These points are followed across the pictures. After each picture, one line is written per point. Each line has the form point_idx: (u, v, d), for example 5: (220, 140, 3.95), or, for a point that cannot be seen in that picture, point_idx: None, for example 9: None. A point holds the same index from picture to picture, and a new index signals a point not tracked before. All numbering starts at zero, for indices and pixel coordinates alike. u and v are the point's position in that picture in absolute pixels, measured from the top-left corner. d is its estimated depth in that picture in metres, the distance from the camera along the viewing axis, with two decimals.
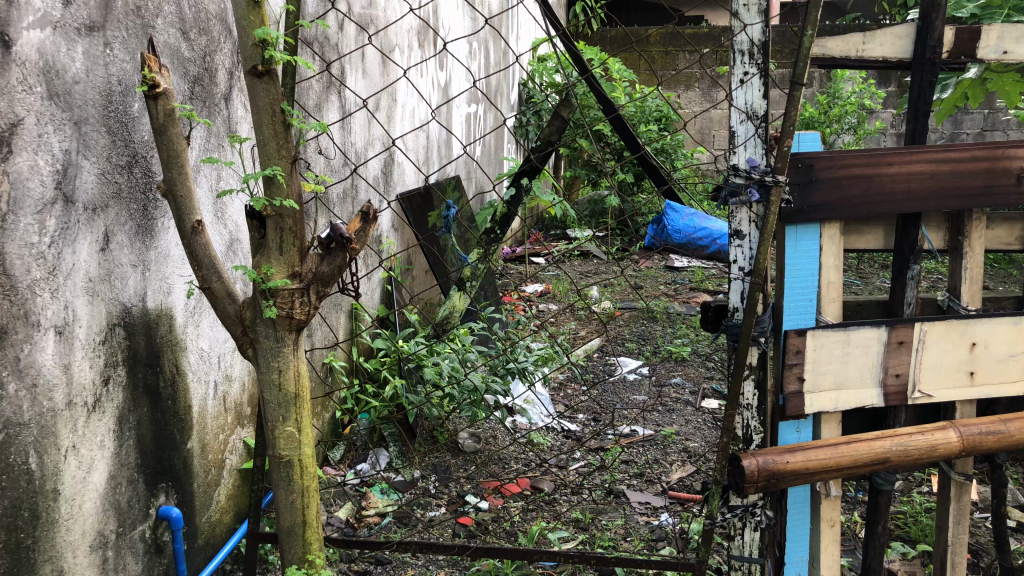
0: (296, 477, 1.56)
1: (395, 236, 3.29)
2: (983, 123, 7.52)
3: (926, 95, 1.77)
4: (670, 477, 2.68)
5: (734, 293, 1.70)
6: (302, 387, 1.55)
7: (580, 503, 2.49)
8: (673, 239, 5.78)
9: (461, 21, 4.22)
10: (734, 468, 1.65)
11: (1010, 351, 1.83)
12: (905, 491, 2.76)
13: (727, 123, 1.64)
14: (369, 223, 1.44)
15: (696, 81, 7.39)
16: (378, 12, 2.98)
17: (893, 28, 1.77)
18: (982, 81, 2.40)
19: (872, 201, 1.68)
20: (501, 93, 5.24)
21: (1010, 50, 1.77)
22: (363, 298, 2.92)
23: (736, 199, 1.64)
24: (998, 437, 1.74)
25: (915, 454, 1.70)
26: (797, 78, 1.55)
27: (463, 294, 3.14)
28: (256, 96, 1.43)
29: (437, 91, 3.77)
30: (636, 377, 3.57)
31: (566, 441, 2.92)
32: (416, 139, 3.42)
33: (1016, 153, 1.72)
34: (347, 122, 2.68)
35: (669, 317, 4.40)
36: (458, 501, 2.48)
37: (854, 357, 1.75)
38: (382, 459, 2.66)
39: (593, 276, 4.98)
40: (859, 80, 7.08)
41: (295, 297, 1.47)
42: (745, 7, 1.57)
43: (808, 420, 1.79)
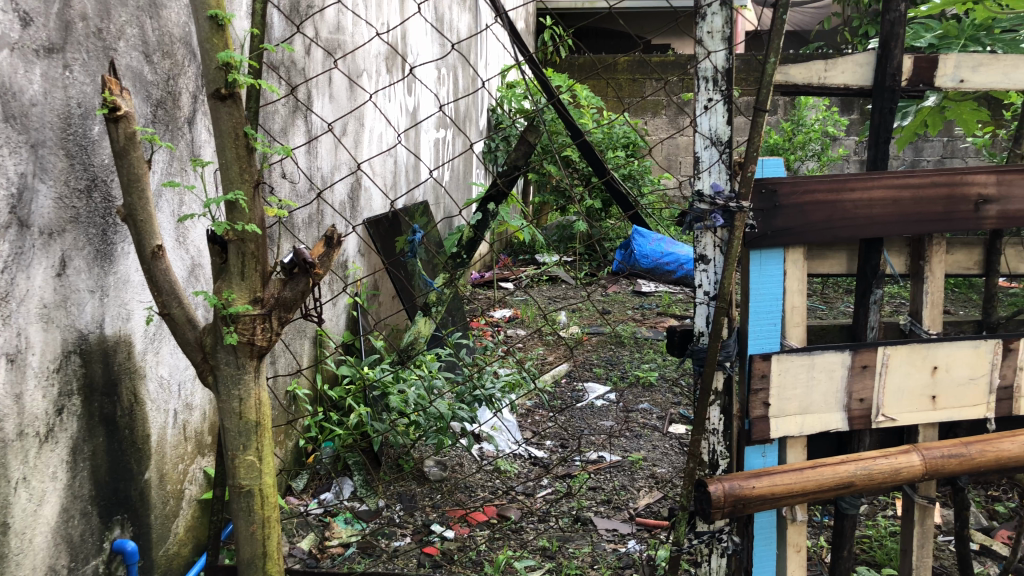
0: (255, 507, 1.52)
1: (361, 261, 3.27)
2: (943, 151, 7.65)
3: (887, 121, 1.80)
4: (638, 504, 2.67)
5: (699, 317, 1.71)
6: (263, 415, 1.52)
7: (547, 531, 2.46)
8: (642, 263, 5.72)
9: (429, 46, 4.24)
10: (700, 494, 1.63)
11: (972, 375, 1.85)
12: (869, 515, 2.77)
13: (692, 148, 1.65)
14: (333, 248, 1.43)
15: (662, 108, 7.46)
16: (346, 36, 2.98)
17: (854, 56, 1.80)
18: (940, 109, 2.47)
19: (835, 226, 1.70)
20: (469, 118, 5.25)
21: (966, 78, 1.80)
22: (327, 324, 2.88)
23: (701, 224, 1.66)
24: (960, 461, 1.75)
25: (879, 478, 1.70)
26: (760, 106, 1.57)
27: (428, 320, 3.12)
28: (219, 119, 1.41)
29: (405, 116, 3.77)
30: (603, 403, 3.57)
31: (533, 468, 2.90)
32: (383, 164, 3.42)
33: (974, 180, 1.76)
34: (312, 147, 2.68)
35: (636, 342, 4.42)
36: (424, 531, 2.44)
37: (819, 381, 1.76)
38: (346, 488, 2.62)
39: (561, 301, 4.98)
40: (822, 108, 7.19)
41: (256, 323, 1.45)
42: (709, 34, 1.59)
43: (774, 444, 1.79)
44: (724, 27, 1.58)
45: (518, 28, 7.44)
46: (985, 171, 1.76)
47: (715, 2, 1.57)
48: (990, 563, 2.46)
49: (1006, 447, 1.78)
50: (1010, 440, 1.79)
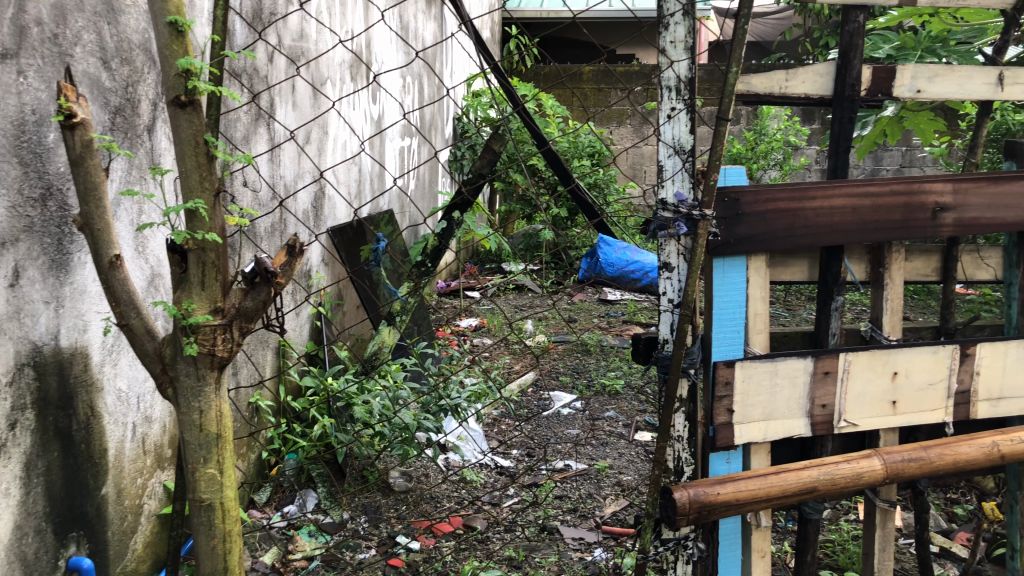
0: (217, 521, 1.49)
1: (325, 270, 3.24)
2: (902, 160, 7.77)
3: (847, 130, 1.83)
4: (604, 512, 2.67)
5: (664, 325, 1.72)
6: (224, 427, 1.49)
7: (513, 540, 2.45)
8: (607, 272, 5.75)
9: (394, 54, 4.22)
10: (665, 502, 1.63)
11: (930, 380, 1.87)
12: (832, 520, 2.80)
13: (656, 157, 1.66)
14: (295, 257, 1.41)
15: (626, 118, 7.52)
16: (309, 44, 2.96)
17: (814, 66, 1.83)
18: (899, 119, 2.51)
19: (796, 234, 1.72)
20: (434, 127, 5.24)
21: (922, 89, 1.85)
22: (290, 334, 2.85)
23: (665, 232, 1.66)
24: (920, 464, 1.78)
25: (841, 483, 1.72)
26: (722, 115, 1.58)
27: (392, 329, 3.10)
28: (179, 127, 1.39)
29: (369, 124, 3.76)
30: (569, 412, 3.57)
31: (499, 478, 2.88)
32: (348, 172, 3.40)
33: (931, 188, 1.79)
34: (275, 155, 2.65)
35: (603, 350, 4.43)
36: (388, 543, 2.41)
37: (782, 387, 1.77)
38: (310, 501, 2.59)
39: (528, 309, 4.97)
40: (784, 117, 7.28)
41: (217, 333, 1.42)
42: (672, 43, 1.60)
43: (738, 451, 1.80)
44: (687, 37, 1.59)
45: (483, 37, 7.44)
46: (942, 179, 1.79)
47: (678, 12, 1.58)
48: (950, 565, 2.49)
49: (964, 450, 1.81)
50: (969, 443, 1.82)
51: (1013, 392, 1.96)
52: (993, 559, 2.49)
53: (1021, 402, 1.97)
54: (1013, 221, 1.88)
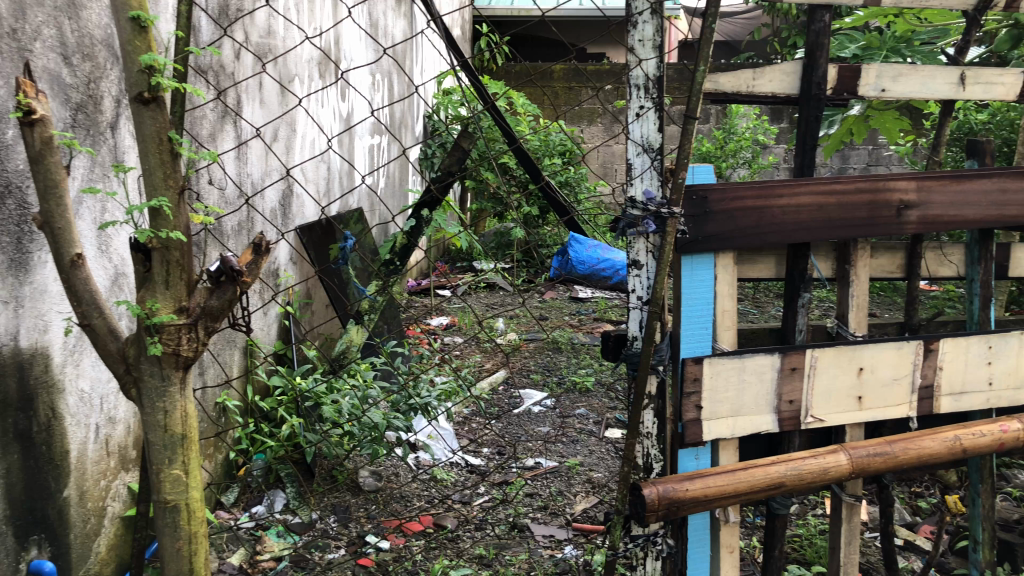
0: (182, 523, 1.47)
1: (293, 269, 3.21)
2: (868, 158, 7.86)
3: (813, 129, 1.85)
4: (575, 509, 2.67)
5: (633, 322, 1.73)
6: (190, 427, 1.47)
7: (484, 539, 2.44)
8: (577, 270, 5.76)
9: (364, 52, 4.20)
10: (635, 498, 1.64)
11: (895, 375, 1.90)
12: (800, 514, 2.82)
13: (625, 155, 1.67)
14: (261, 255, 1.40)
15: (597, 117, 7.53)
16: (277, 41, 2.93)
17: (781, 66, 1.84)
18: (865, 117, 2.54)
19: (764, 231, 1.73)
20: (404, 124, 5.21)
21: (887, 88, 1.88)
22: (258, 333, 2.82)
23: (634, 230, 1.67)
24: (885, 459, 1.80)
25: (808, 477, 1.74)
26: (690, 114, 1.59)
27: (361, 328, 3.08)
28: (142, 124, 1.37)
29: (338, 121, 3.73)
30: (540, 410, 3.57)
31: (470, 476, 2.88)
32: (316, 170, 3.37)
33: (896, 186, 1.81)
34: (242, 152, 2.62)
35: (574, 347, 4.43)
36: (358, 542, 2.40)
37: (749, 383, 1.79)
38: (278, 501, 2.57)
39: (499, 307, 4.96)
40: (753, 116, 7.33)
41: (181, 333, 1.40)
42: (640, 42, 1.60)
43: (707, 447, 1.81)
44: (655, 36, 1.59)
45: (454, 34, 7.41)
46: (906, 177, 1.82)
47: (647, 11, 1.58)
48: (914, 557, 2.53)
49: (927, 444, 1.84)
50: (932, 437, 1.85)
51: (975, 386, 1.99)
52: (956, 551, 2.53)
53: (983, 396, 2.00)
54: (975, 219, 1.91)
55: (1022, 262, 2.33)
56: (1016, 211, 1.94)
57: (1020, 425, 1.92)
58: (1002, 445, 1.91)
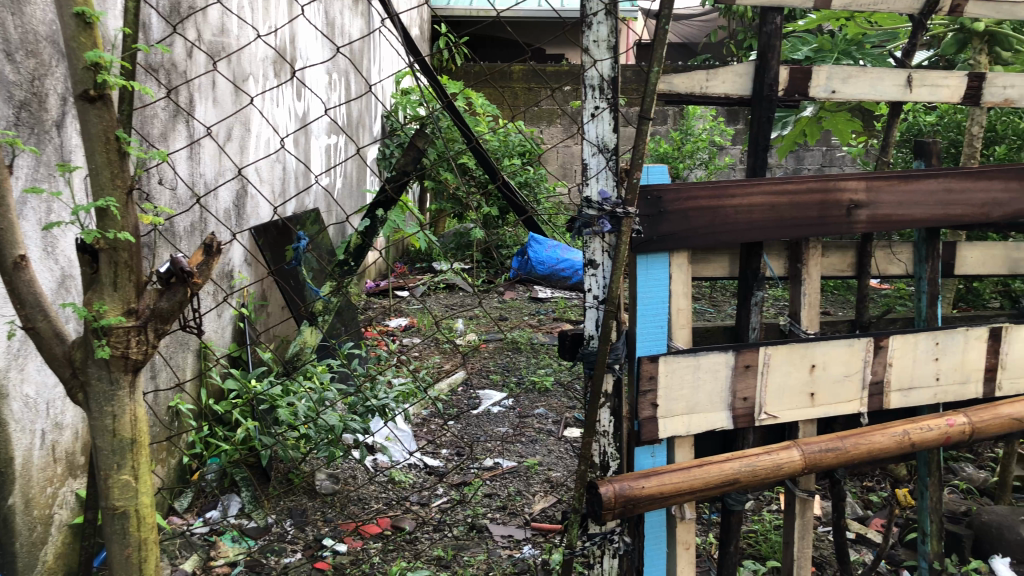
0: (132, 529, 1.44)
1: (248, 271, 3.17)
2: (822, 159, 7.96)
3: (765, 129, 1.87)
4: (533, 509, 2.68)
5: (589, 321, 1.73)
6: (139, 432, 1.44)
7: (442, 540, 2.44)
8: (536, 270, 5.77)
9: (321, 51, 4.16)
10: (591, 496, 1.64)
11: (846, 372, 1.93)
12: (755, 510, 2.85)
13: (580, 155, 1.67)
14: (212, 255, 1.38)
15: (557, 117, 7.54)
16: (230, 39, 2.89)
17: (734, 67, 1.87)
18: (817, 119, 2.59)
19: (717, 231, 1.75)
20: (361, 124, 5.18)
21: (837, 89, 1.92)
22: (212, 336, 2.77)
23: (590, 230, 1.67)
24: (836, 454, 1.83)
25: (762, 473, 1.76)
26: (645, 114, 1.60)
27: (314, 330, 3.06)
28: (87, 122, 1.33)
29: (294, 120, 3.70)
30: (500, 410, 3.57)
31: (429, 477, 2.87)
32: (271, 170, 3.34)
33: (845, 186, 1.85)
34: (194, 152, 2.58)
35: (533, 347, 4.44)
36: (315, 546, 2.38)
37: (704, 381, 1.80)
38: (233, 506, 2.53)
39: (459, 308, 4.95)
40: (710, 117, 7.40)
41: (130, 335, 1.38)
42: (595, 43, 1.60)
43: (662, 445, 1.82)
44: (610, 36, 1.60)
45: (412, 34, 7.37)
46: (856, 177, 1.85)
47: (601, 11, 1.59)
48: (865, 550, 2.57)
49: (877, 439, 1.87)
50: (881, 432, 1.88)
51: (923, 381, 2.03)
52: (905, 543, 2.58)
53: (931, 391, 2.04)
54: (922, 217, 1.95)
55: (966, 259, 2.39)
56: (962, 210, 1.99)
57: (965, 419, 1.96)
58: (948, 438, 1.95)
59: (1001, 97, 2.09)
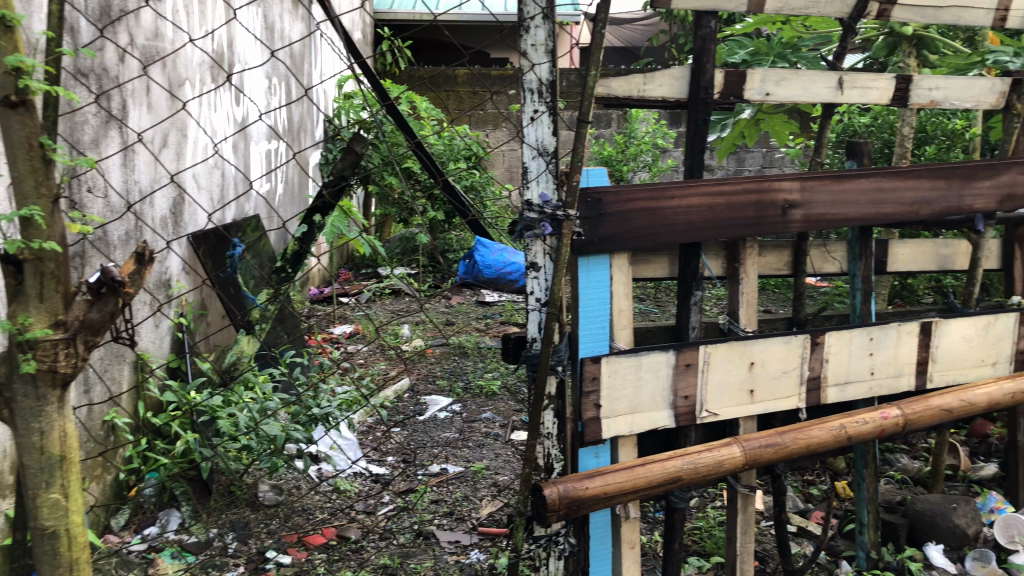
0: (62, 549, 1.40)
1: (186, 279, 3.10)
2: (762, 161, 8.09)
3: (701, 132, 1.90)
4: (480, 513, 2.68)
5: (532, 324, 1.73)
6: (69, 448, 1.40)
7: (388, 548, 2.42)
8: (484, 275, 5.79)
9: (260, 56, 4.11)
10: (535, 499, 1.64)
11: (784, 369, 1.97)
12: (700, 507, 2.88)
13: (520, 159, 1.67)
14: (145, 264, 1.36)
15: (502, 121, 7.55)
16: (164, 43, 2.84)
17: (670, 70, 1.89)
18: (755, 121, 2.64)
19: (656, 232, 1.78)
20: (303, 129, 5.13)
21: (771, 91, 1.96)
22: (149, 347, 2.70)
23: (531, 233, 1.67)
24: (776, 450, 1.86)
25: (704, 471, 1.78)
26: (583, 118, 1.61)
27: (252, 339, 3.02)
28: (8, 129, 1.29)
29: (232, 126, 3.65)
30: (446, 415, 3.56)
31: (374, 485, 2.85)
32: (209, 176, 3.28)
33: (780, 187, 1.89)
34: (128, 159, 2.53)
35: (479, 351, 4.43)
36: (258, 559, 2.34)
37: (645, 381, 1.82)
38: (173, 521, 2.49)
39: (405, 315, 4.93)
40: (653, 120, 7.46)
41: (58, 348, 1.34)
42: (533, 46, 1.61)
43: (606, 445, 1.83)
44: (547, 40, 1.61)
45: (355, 38, 7.30)
46: (790, 178, 1.89)
47: (538, 15, 1.59)
48: (806, 542, 2.62)
49: (815, 433, 1.91)
50: (818, 427, 1.92)
51: (858, 376, 2.08)
52: (844, 534, 2.63)
53: (866, 385, 2.09)
54: (854, 216, 2.00)
55: (897, 257, 2.46)
56: (893, 208, 2.04)
57: (899, 411, 2.01)
58: (883, 430, 2.00)
59: (928, 98, 2.15)
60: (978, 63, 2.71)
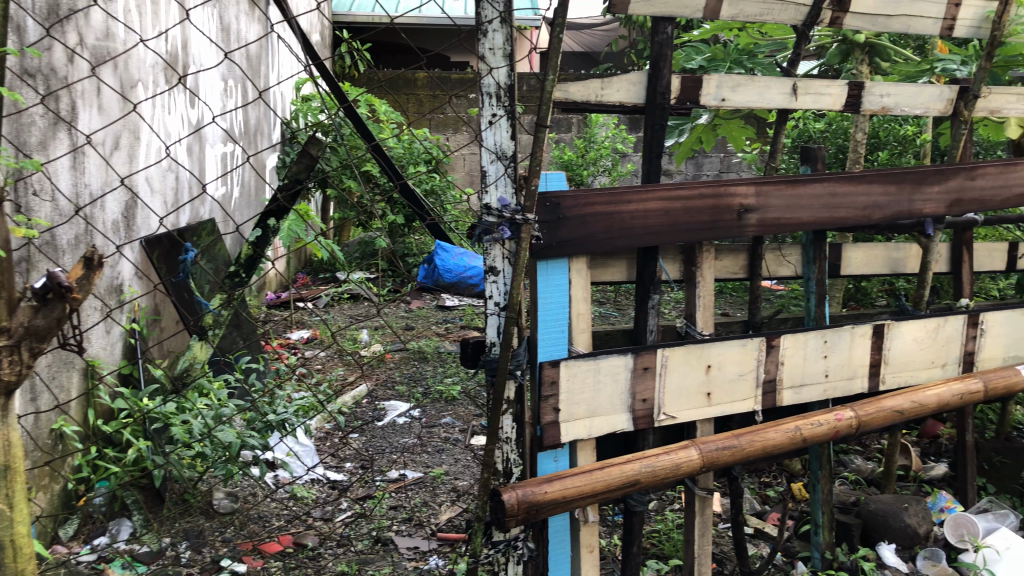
0: (6, 560, 1.36)
1: (139, 284, 3.04)
2: (720, 166, 8.18)
3: (658, 136, 1.91)
4: (439, 518, 2.66)
5: (491, 328, 1.72)
6: (13, 456, 1.36)
7: (346, 555, 2.39)
8: (444, 278, 5.83)
9: (215, 57, 4.06)
10: (494, 504, 1.63)
11: (740, 371, 1.99)
12: (659, 509, 2.90)
13: (479, 163, 1.66)
14: (94, 269, 1.32)
15: (463, 124, 7.54)
16: (115, 44, 2.78)
17: (627, 76, 1.90)
18: (712, 126, 2.67)
19: (614, 236, 1.78)
20: (260, 131, 5.07)
21: (726, 97, 1.98)
22: (100, 354, 2.64)
23: (490, 237, 1.66)
24: (732, 452, 1.88)
25: (662, 473, 1.79)
26: (541, 122, 1.61)
27: (205, 344, 2.97)
28: None
29: (186, 128, 3.59)
30: (406, 420, 3.55)
31: (332, 492, 2.82)
32: (162, 179, 3.22)
33: (736, 191, 1.91)
34: (77, 161, 2.47)
35: (439, 356, 4.42)
36: (212, 568, 2.30)
37: (604, 384, 1.83)
38: (124, 531, 2.44)
39: (364, 320, 4.89)
40: (612, 125, 7.50)
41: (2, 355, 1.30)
42: (491, 50, 1.60)
43: (565, 449, 1.83)
44: (506, 44, 1.60)
45: (313, 40, 7.23)
46: (745, 183, 1.91)
47: (496, 19, 1.59)
48: (763, 543, 2.66)
49: (770, 435, 1.93)
50: (774, 429, 1.95)
51: (813, 378, 2.11)
52: (799, 535, 2.67)
53: (820, 387, 2.13)
54: (808, 220, 2.03)
55: (850, 260, 2.50)
56: (846, 213, 2.08)
57: (852, 413, 2.04)
58: (837, 431, 2.03)
59: (879, 105, 2.19)
60: (928, 71, 2.77)
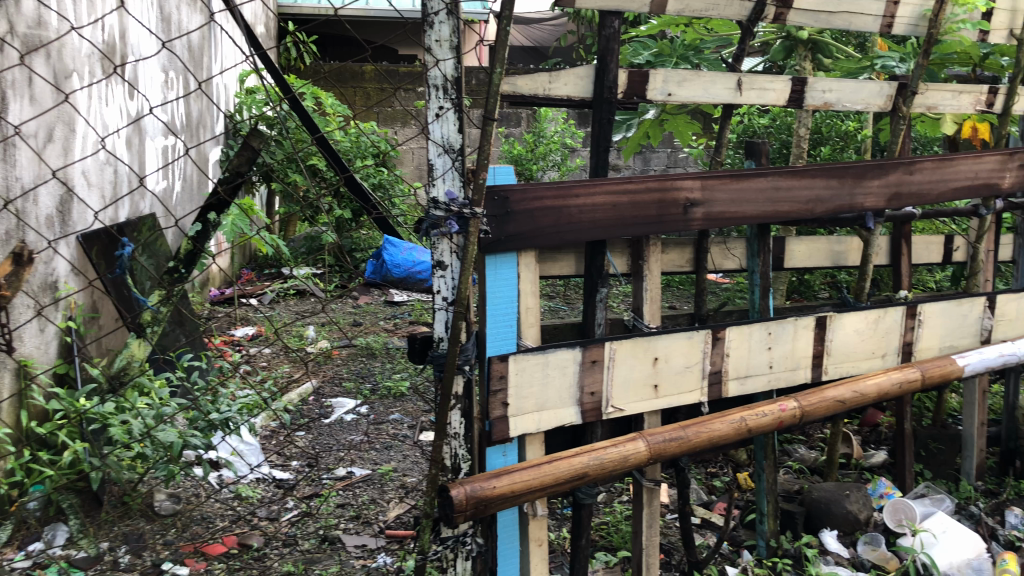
0: None
1: (75, 280, 2.95)
2: (667, 160, 8.25)
3: (606, 130, 1.91)
4: (387, 516, 2.64)
5: (439, 323, 1.70)
6: None
7: (292, 555, 2.35)
8: (393, 273, 5.78)
9: (155, 48, 3.96)
10: (442, 500, 1.62)
11: (687, 363, 2.01)
12: (607, 502, 2.92)
13: (426, 156, 1.64)
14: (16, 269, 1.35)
15: (411, 118, 7.49)
16: (48, 32, 2.69)
17: (575, 69, 1.89)
18: (659, 121, 2.69)
19: (562, 229, 1.78)
20: (202, 124, 4.97)
21: (672, 92, 2.01)
22: (33, 354, 2.56)
23: (438, 231, 1.65)
24: (679, 443, 1.89)
25: (610, 466, 1.79)
26: (488, 115, 1.59)
27: (143, 342, 2.89)
28: None
29: (125, 120, 3.50)
30: (353, 417, 3.51)
31: (278, 491, 2.78)
32: (99, 172, 3.14)
33: (681, 185, 1.92)
34: (7, 153, 2.39)
35: (387, 352, 4.38)
36: (153, 571, 2.24)
37: (552, 378, 1.83)
38: (60, 535, 2.37)
39: (310, 316, 4.83)
40: (562, 120, 7.52)
41: None
42: (437, 42, 1.58)
43: (514, 443, 1.83)
44: (452, 36, 1.59)
45: (257, 31, 7.11)
46: (691, 177, 1.93)
47: (442, 11, 1.57)
48: (709, 533, 2.69)
49: (717, 427, 1.95)
50: (720, 420, 1.97)
51: (758, 369, 2.14)
52: (745, 524, 2.71)
53: (765, 378, 2.16)
54: (753, 214, 2.05)
55: (793, 254, 2.55)
56: (790, 206, 2.11)
57: (796, 403, 2.08)
58: (782, 422, 2.05)
59: (822, 100, 2.23)
60: (868, 68, 2.83)
